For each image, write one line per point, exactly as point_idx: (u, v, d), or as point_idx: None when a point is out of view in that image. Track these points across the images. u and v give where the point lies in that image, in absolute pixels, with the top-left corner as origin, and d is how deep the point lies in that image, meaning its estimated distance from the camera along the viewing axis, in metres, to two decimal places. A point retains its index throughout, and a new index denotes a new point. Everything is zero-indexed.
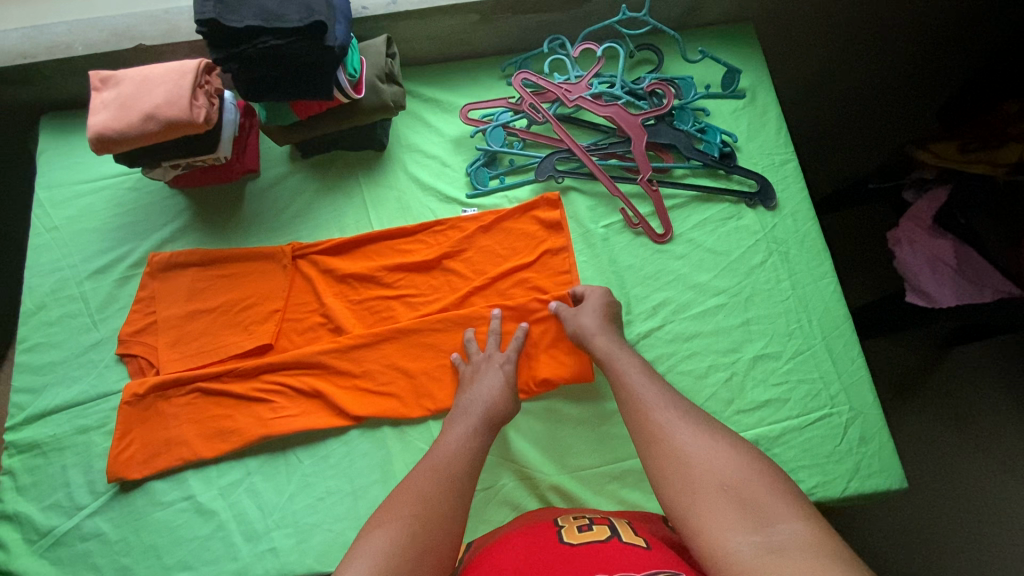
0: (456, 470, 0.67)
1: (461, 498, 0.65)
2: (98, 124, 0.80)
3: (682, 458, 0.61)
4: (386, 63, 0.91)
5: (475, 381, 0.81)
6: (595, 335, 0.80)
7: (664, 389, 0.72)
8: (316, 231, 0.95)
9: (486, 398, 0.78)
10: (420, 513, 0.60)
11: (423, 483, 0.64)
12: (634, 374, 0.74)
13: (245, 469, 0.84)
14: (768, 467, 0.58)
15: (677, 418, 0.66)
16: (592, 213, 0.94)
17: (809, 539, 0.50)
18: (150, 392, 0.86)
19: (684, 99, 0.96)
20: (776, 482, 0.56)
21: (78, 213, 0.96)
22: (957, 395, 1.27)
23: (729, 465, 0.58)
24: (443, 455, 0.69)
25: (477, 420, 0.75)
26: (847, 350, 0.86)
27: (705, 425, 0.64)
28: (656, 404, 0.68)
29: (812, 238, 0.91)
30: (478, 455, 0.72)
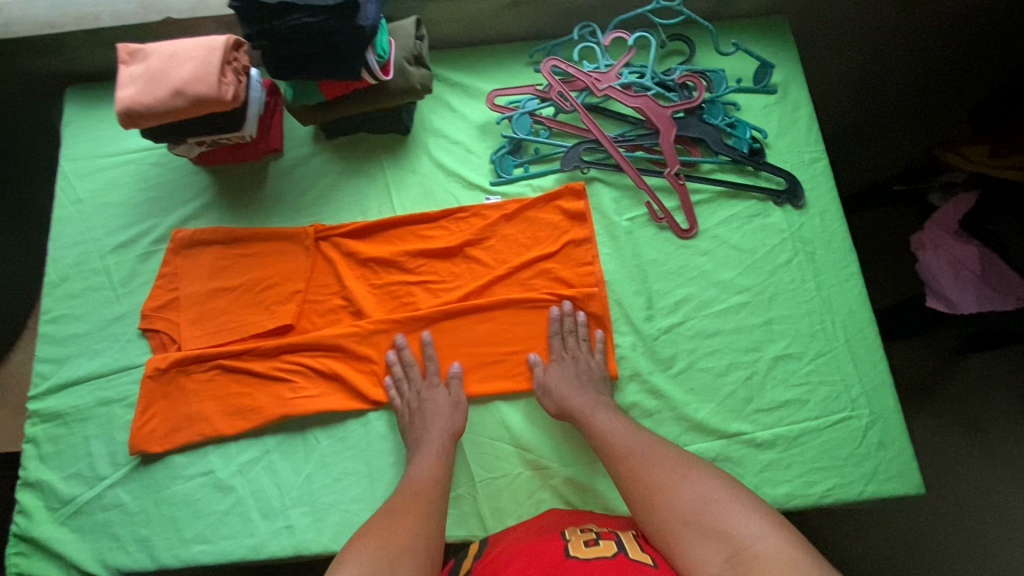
0: (424, 486, 0.74)
1: (433, 507, 0.71)
2: (126, 97, 0.80)
3: (655, 495, 0.68)
4: (416, 45, 0.89)
5: (423, 411, 0.82)
6: (571, 396, 0.81)
7: (631, 426, 0.78)
8: (339, 213, 0.95)
9: (441, 421, 0.81)
10: (387, 525, 0.66)
11: (395, 506, 0.70)
12: (601, 416, 0.79)
13: (264, 447, 0.85)
14: (735, 489, 0.66)
15: (645, 459, 0.72)
16: (617, 206, 0.93)
17: (780, 552, 0.56)
18: (172, 366, 0.87)
19: (716, 92, 0.94)
20: (743, 500, 0.64)
21: (102, 186, 0.96)
22: (967, 397, 1.26)
23: (698, 494, 0.65)
24: (414, 478, 0.75)
25: (439, 442, 0.79)
26: (869, 354, 0.85)
27: (674, 459, 0.71)
28: (625, 443, 0.75)
29: (839, 239, 0.90)
30: (444, 468, 0.78)
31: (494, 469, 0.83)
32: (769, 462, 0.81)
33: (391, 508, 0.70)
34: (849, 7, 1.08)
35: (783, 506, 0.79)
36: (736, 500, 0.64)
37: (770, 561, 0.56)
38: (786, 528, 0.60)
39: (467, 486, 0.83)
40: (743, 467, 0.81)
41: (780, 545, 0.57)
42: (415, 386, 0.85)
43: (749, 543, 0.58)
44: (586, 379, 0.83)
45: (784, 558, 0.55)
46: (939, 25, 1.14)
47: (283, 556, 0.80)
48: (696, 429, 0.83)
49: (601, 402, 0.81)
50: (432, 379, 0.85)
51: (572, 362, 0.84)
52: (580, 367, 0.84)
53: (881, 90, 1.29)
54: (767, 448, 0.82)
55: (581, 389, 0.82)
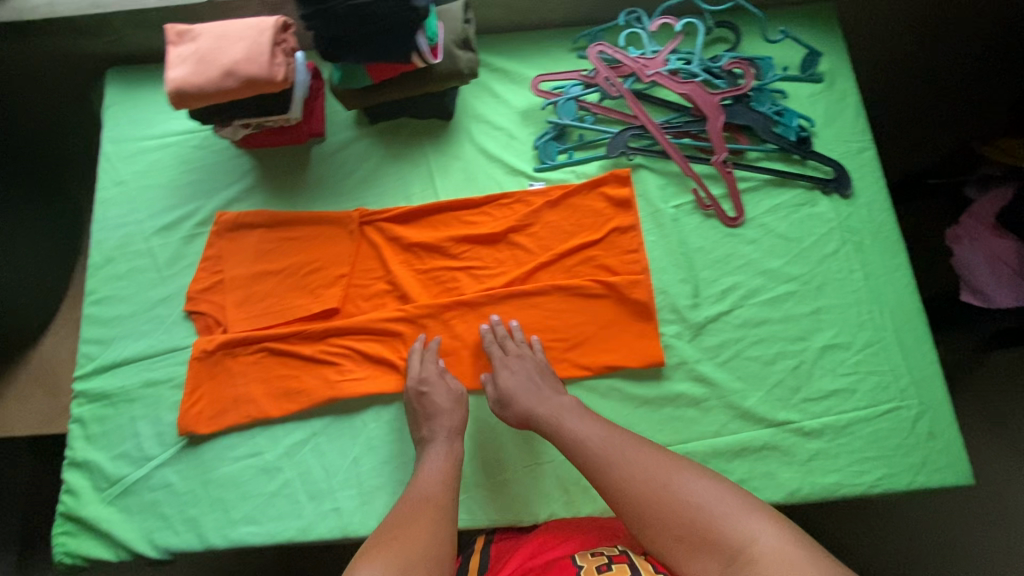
0: (433, 490, 0.73)
1: (444, 512, 0.70)
2: (176, 78, 0.79)
3: (645, 502, 0.66)
4: (465, 29, 0.88)
5: (426, 406, 0.80)
6: (532, 405, 0.79)
7: (603, 429, 0.75)
8: (382, 198, 0.95)
9: (450, 417, 0.80)
10: (400, 533, 0.65)
11: (401, 511, 0.69)
12: (570, 421, 0.76)
13: (310, 430, 0.85)
14: (721, 485, 0.66)
15: (626, 462, 0.70)
16: (663, 193, 0.92)
17: (778, 551, 0.58)
18: (219, 348, 0.87)
19: (764, 80, 0.93)
20: (733, 497, 0.64)
21: (144, 169, 0.96)
22: (995, 391, 1.26)
23: (690, 498, 0.65)
24: (422, 483, 0.74)
25: (446, 442, 0.79)
26: (918, 345, 0.85)
27: (656, 459, 0.70)
28: (602, 453, 0.71)
29: (887, 229, 0.89)
30: (453, 469, 0.77)
31: (541, 454, 0.83)
32: (818, 451, 0.81)
33: (399, 516, 0.68)
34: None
35: (831, 495, 0.79)
36: (728, 501, 0.63)
37: (770, 563, 0.57)
38: (779, 522, 0.61)
39: (512, 470, 0.83)
40: (791, 456, 0.81)
41: (777, 542, 0.59)
42: (416, 373, 0.83)
43: (748, 547, 0.59)
44: (539, 378, 0.82)
45: (781, 558, 0.57)
46: (983, 16, 1.12)
47: (330, 538, 0.80)
48: (743, 417, 0.82)
49: (566, 406, 0.79)
50: (430, 372, 0.83)
51: (518, 362, 0.83)
52: (529, 367, 0.82)
53: (920, 82, 1.28)
54: (815, 437, 0.81)
55: (540, 395, 0.80)
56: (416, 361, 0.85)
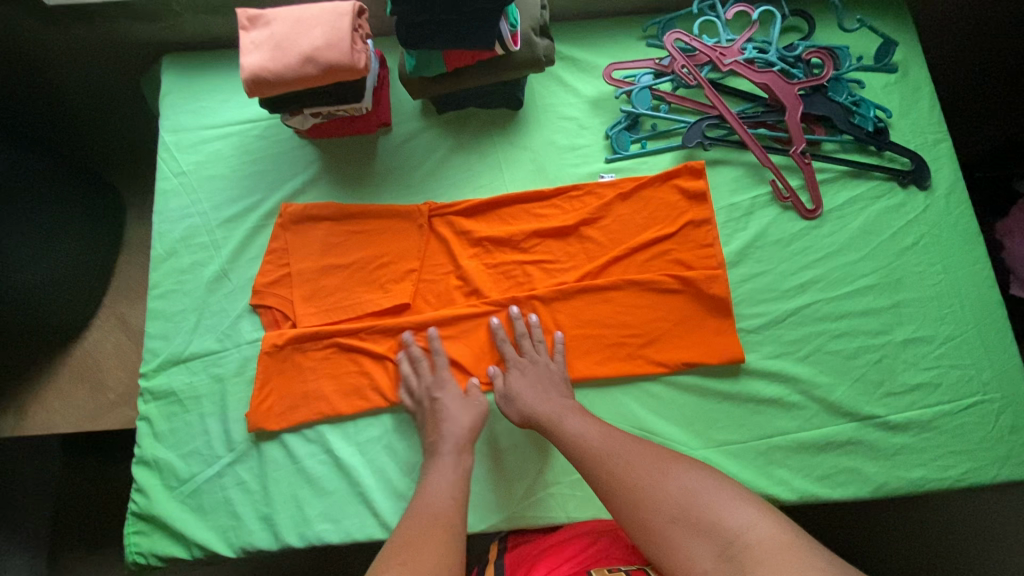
0: (443, 505, 0.69)
1: (451, 527, 0.66)
2: (252, 64, 0.77)
3: (639, 493, 0.65)
4: (541, 15, 0.86)
5: (436, 413, 0.79)
6: (535, 404, 0.79)
7: (603, 428, 0.74)
8: (450, 191, 0.93)
9: (462, 427, 0.79)
10: (405, 551, 0.61)
11: (404, 523, 0.67)
12: (570, 421, 0.76)
13: (383, 427, 0.84)
14: (715, 477, 0.65)
15: (621, 457, 0.69)
16: (737, 185, 0.91)
17: (772, 538, 0.57)
18: (289, 343, 0.85)
19: (841, 69, 0.91)
20: (727, 488, 0.63)
21: (205, 159, 0.93)
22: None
23: (684, 488, 0.64)
24: (429, 495, 0.71)
25: (453, 447, 0.77)
26: (1000, 338, 0.84)
27: (649, 455, 0.69)
28: (601, 449, 0.71)
29: (965, 222, 0.88)
30: (462, 484, 0.74)
31: None
32: (903, 445, 0.80)
33: (407, 535, 0.64)
34: None
35: (917, 490, 0.78)
36: (724, 491, 0.63)
37: (766, 549, 0.56)
38: (774, 515, 0.60)
39: None
40: (876, 451, 0.80)
41: (772, 532, 0.58)
42: (428, 382, 0.82)
43: (743, 534, 0.58)
44: (550, 386, 0.81)
45: (776, 546, 0.56)
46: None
47: None
48: (827, 411, 0.81)
49: (569, 407, 0.78)
50: (445, 378, 0.82)
51: (533, 367, 0.82)
52: (542, 373, 0.82)
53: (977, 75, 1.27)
54: (899, 432, 0.80)
55: (546, 397, 0.79)
56: (424, 371, 0.83)
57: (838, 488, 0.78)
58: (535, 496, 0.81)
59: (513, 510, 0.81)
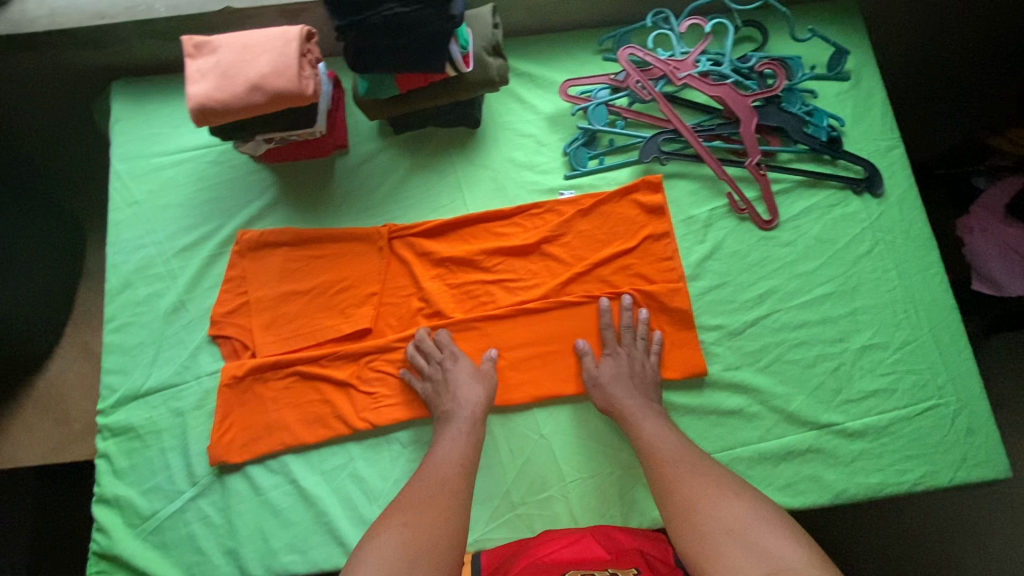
0: (447, 470, 0.73)
1: (456, 501, 0.70)
2: (198, 94, 0.76)
3: (693, 507, 0.67)
4: (494, 34, 0.85)
5: (450, 379, 0.81)
6: (621, 397, 0.80)
7: (682, 440, 0.77)
8: (410, 212, 0.92)
9: (471, 400, 0.80)
10: (414, 517, 0.66)
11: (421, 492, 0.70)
12: (647, 422, 0.78)
13: (348, 454, 0.83)
14: (774, 513, 0.64)
15: (685, 470, 0.71)
16: (695, 198, 0.91)
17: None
18: (249, 374, 0.84)
19: (793, 80, 0.92)
20: (781, 524, 0.62)
21: (159, 187, 0.92)
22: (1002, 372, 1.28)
23: (738, 514, 0.64)
24: (436, 459, 0.75)
25: (465, 423, 0.78)
26: (954, 342, 0.85)
27: (712, 478, 0.70)
28: (670, 456, 0.74)
29: (918, 227, 0.90)
30: (470, 458, 0.75)
31: (583, 469, 0.82)
32: (861, 452, 0.81)
33: (415, 498, 0.69)
34: None
35: (876, 495, 0.80)
36: (781, 523, 0.62)
37: None
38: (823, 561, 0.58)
39: (558, 487, 0.82)
40: (835, 458, 0.81)
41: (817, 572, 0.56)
42: (442, 356, 0.83)
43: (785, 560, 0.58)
44: (639, 380, 0.82)
45: None
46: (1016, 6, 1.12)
47: None
48: (788, 421, 0.82)
49: (651, 409, 0.80)
50: (455, 352, 0.84)
51: (628, 358, 0.83)
52: (636, 367, 0.83)
53: (933, 74, 1.29)
54: (858, 438, 0.82)
55: (633, 391, 0.81)
56: (442, 344, 0.85)
57: (798, 496, 0.80)
58: (503, 517, 0.81)
59: (479, 531, 0.81)
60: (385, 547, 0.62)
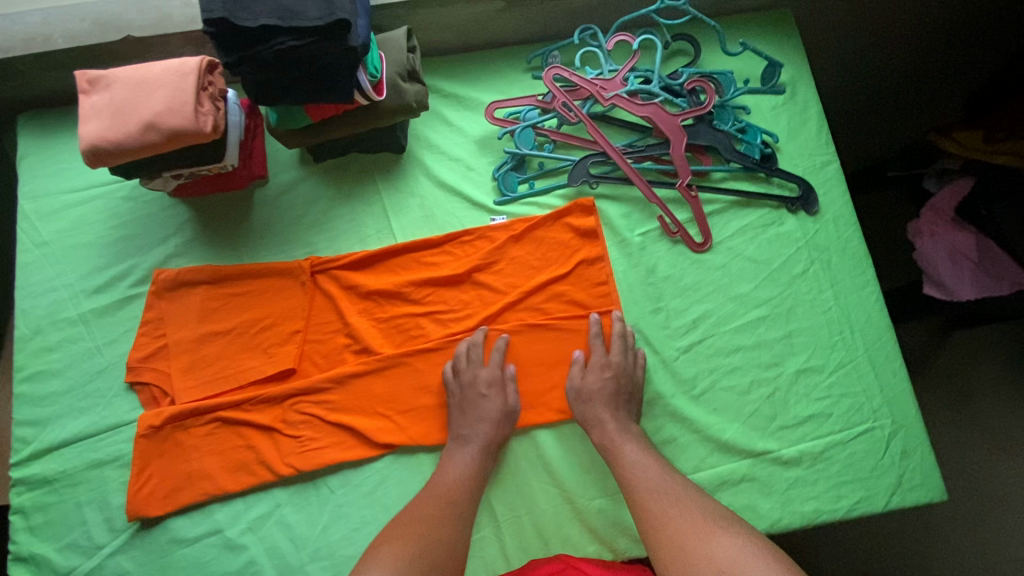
0: (459, 493, 0.74)
1: (462, 525, 0.71)
2: (91, 134, 0.72)
3: (682, 546, 0.63)
4: (409, 59, 0.82)
5: (473, 404, 0.79)
6: (604, 417, 0.78)
7: (669, 471, 0.74)
8: (335, 243, 0.89)
9: (484, 426, 0.78)
10: (421, 535, 0.67)
11: (426, 507, 0.72)
12: (630, 447, 0.76)
13: (273, 501, 0.80)
14: (768, 550, 0.60)
15: (673, 504, 0.68)
16: (628, 221, 0.90)
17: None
18: (166, 422, 0.80)
19: (724, 96, 0.90)
20: (773, 562, 0.58)
21: (70, 226, 0.88)
22: (971, 371, 1.25)
23: (730, 550, 0.61)
24: (448, 480, 0.75)
25: (479, 447, 0.78)
26: (890, 363, 0.84)
27: (703, 512, 0.67)
28: (655, 489, 0.71)
29: (854, 245, 0.88)
30: (477, 477, 0.77)
31: (518, 507, 0.80)
32: (796, 479, 0.80)
33: (422, 517, 0.70)
34: None
35: (811, 523, 0.79)
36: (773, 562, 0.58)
37: None
38: None
39: (491, 527, 0.80)
40: (770, 486, 0.80)
41: None
42: (480, 375, 0.81)
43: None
44: (623, 396, 0.80)
45: None
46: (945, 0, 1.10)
47: None
48: (722, 450, 0.81)
49: (631, 431, 0.78)
50: (494, 377, 0.81)
51: (615, 368, 0.80)
52: (619, 380, 0.80)
53: (879, 74, 1.27)
54: (794, 465, 0.81)
55: (616, 409, 0.79)
56: (474, 362, 0.82)
57: None
58: None
59: None
60: (382, 560, 0.63)
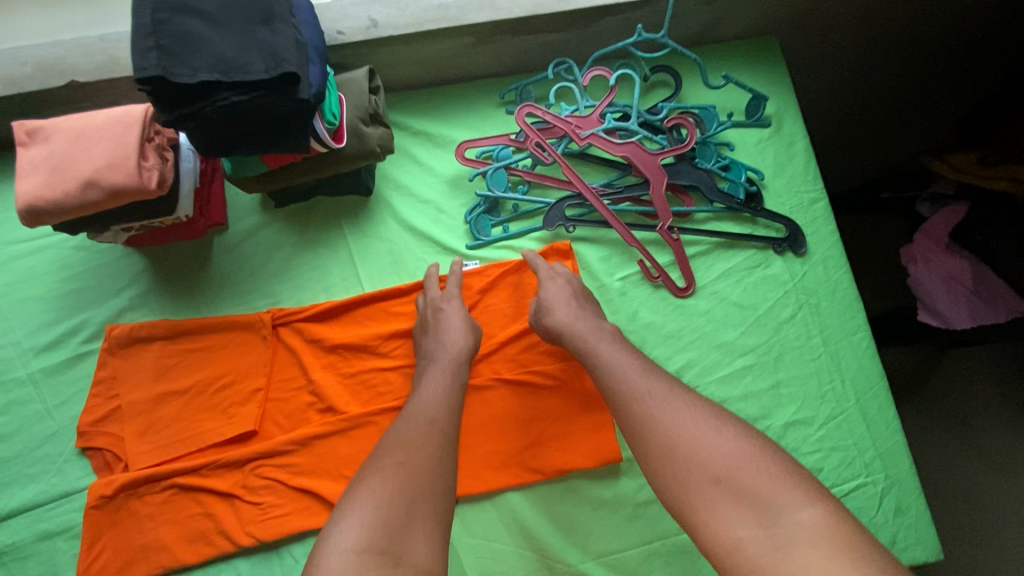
0: (437, 412, 0.66)
1: (446, 442, 0.63)
2: (27, 191, 0.67)
3: (677, 453, 0.57)
4: (372, 101, 0.78)
5: (437, 322, 0.77)
6: (570, 320, 0.73)
7: (647, 365, 0.68)
8: (298, 292, 0.85)
9: (454, 338, 0.75)
10: (404, 461, 0.59)
11: (402, 430, 0.63)
12: (603, 347, 0.70)
13: (235, 572, 0.76)
14: (766, 447, 0.57)
15: (661, 405, 0.61)
16: (607, 265, 0.85)
17: (817, 527, 0.50)
18: (120, 491, 0.76)
19: (707, 132, 0.86)
20: (774, 465, 0.55)
21: (18, 280, 0.83)
22: (969, 401, 1.19)
23: (729, 456, 0.56)
24: (420, 397, 0.68)
25: (450, 360, 0.73)
26: (882, 414, 0.80)
27: (694, 411, 0.60)
28: (639, 390, 0.64)
29: (844, 287, 0.84)
30: (456, 389, 0.70)
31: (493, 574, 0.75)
32: None
33: (400, 442, 0.62)
34: (837, 21, 1.02)
35: None
36: (776, 467, 0.55)
37: (816, 551, 0.49)
38: (821, 506, 0.52)
39: None
40: None
41: (820, 527, 0.50)
42: (434, 294, 0.80)
43: (785, 514, 0.51)
44: (582, 299, 0.77)
45: (822, 542, 0.49)
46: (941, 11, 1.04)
47: None
48: None
49: (603, 331, 0.73)
50: (451, 292, 0.79)
51: (565, 280, 0.78)
52: (571, 288, 0.78)
53: (870, 94, 1.23)
54: None
55: (581, 312, 0.75)
56: (432, 286, 0.81)
57: None
58: None
59: None
60: (365, 503, 0.56)
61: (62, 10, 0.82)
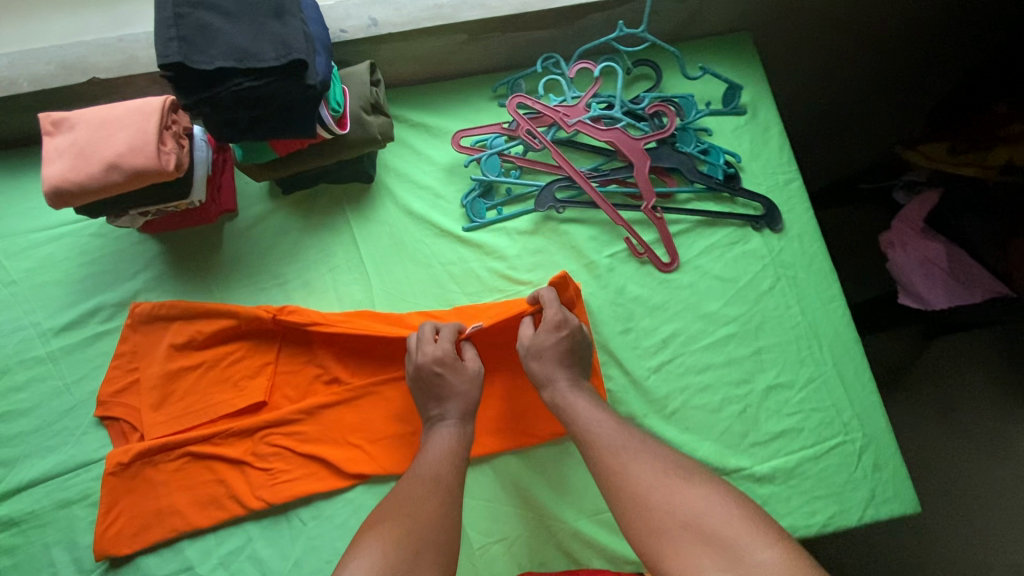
0: (442, 469, 0.68)
1: (447, 497, 0.65)
2: (54, 175, 0.73)
3: (647, 500, 0.59)
4: (373, 92, 0.84)
5: (438, 385, 0.76)
6: (556, 375, 0.76)
7: (623, 424, 0.70)
8: (304, 272, 0.90)
9: (455, 399, 0.75)
10: (412, 511, 0.61)
11: (409, 487, 0.65)
12: (582, 407, 0.72)
13: (246, 535, 0.79)
14: (734, 497, 0.58)
15: (633, 457, 0.64)
16: (595, 243, 0.90)
17: (781, 567, 0.50)
18: (136, 459, 0.79)
19: (686, 119, 0.92)
20: (741, 510, 0.56)
21: (39, 265, 0.89)
22: (957, 385, 1.19)
23: (696, 504, 0.57)
24: (426, 458, 0.69)
25: (453, 423, 0.74)
26: (858, 376, 0.85)
27: (665, 462, 0.63)
28: (614, 444, 0.66)
29: (819, 261, 0.89)
30: (461, 449, 0.72)
31: (493, 531, 0.79)
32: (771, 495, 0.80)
33: (401, 499, 0.63)
34: (806, 20, 1.09)
35: None
36: (744, 513, 0.56)
37: None
38: (787, 549, 0.52)
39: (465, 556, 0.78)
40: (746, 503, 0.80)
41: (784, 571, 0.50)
42: (431, 352, 0.77)
43: (748, 557, 0.52)
44: (573, 357, 0.78)
45: None
46: (907, 8, 1.11)
47: None
48: None
49: (585, 391, 0.75)
50: (445, 351, 0.77)
51: (565, 338, 0.77)
52: (565, 345, 0.77)
53: (843, 90, 1.30)
54: (767, 482, 0.81)
55: (569, 370, 0.77)
56: (426, 341, 0.78)
57: None
58: None
59: None
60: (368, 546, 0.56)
61: (83, 15, 0.88)
